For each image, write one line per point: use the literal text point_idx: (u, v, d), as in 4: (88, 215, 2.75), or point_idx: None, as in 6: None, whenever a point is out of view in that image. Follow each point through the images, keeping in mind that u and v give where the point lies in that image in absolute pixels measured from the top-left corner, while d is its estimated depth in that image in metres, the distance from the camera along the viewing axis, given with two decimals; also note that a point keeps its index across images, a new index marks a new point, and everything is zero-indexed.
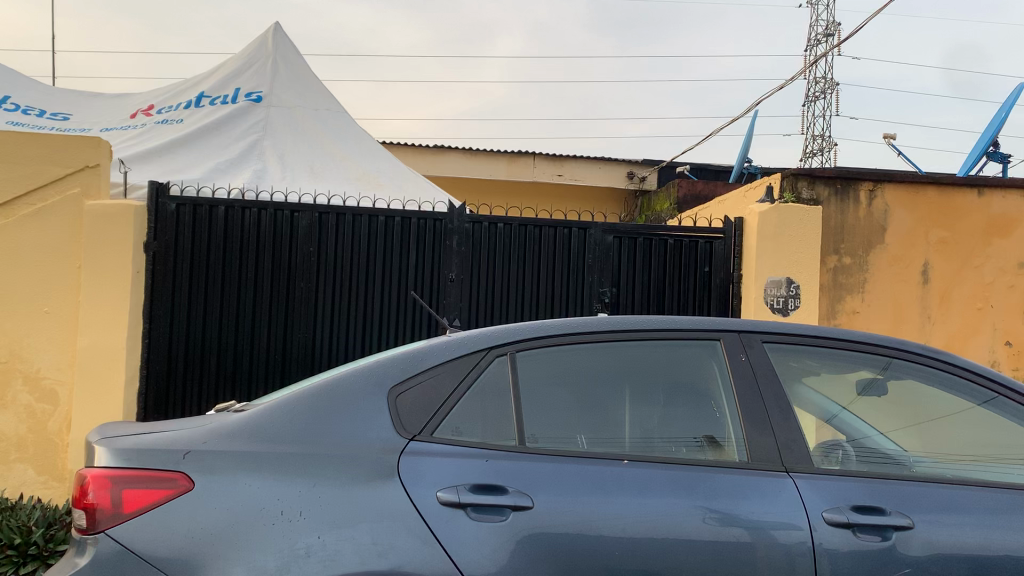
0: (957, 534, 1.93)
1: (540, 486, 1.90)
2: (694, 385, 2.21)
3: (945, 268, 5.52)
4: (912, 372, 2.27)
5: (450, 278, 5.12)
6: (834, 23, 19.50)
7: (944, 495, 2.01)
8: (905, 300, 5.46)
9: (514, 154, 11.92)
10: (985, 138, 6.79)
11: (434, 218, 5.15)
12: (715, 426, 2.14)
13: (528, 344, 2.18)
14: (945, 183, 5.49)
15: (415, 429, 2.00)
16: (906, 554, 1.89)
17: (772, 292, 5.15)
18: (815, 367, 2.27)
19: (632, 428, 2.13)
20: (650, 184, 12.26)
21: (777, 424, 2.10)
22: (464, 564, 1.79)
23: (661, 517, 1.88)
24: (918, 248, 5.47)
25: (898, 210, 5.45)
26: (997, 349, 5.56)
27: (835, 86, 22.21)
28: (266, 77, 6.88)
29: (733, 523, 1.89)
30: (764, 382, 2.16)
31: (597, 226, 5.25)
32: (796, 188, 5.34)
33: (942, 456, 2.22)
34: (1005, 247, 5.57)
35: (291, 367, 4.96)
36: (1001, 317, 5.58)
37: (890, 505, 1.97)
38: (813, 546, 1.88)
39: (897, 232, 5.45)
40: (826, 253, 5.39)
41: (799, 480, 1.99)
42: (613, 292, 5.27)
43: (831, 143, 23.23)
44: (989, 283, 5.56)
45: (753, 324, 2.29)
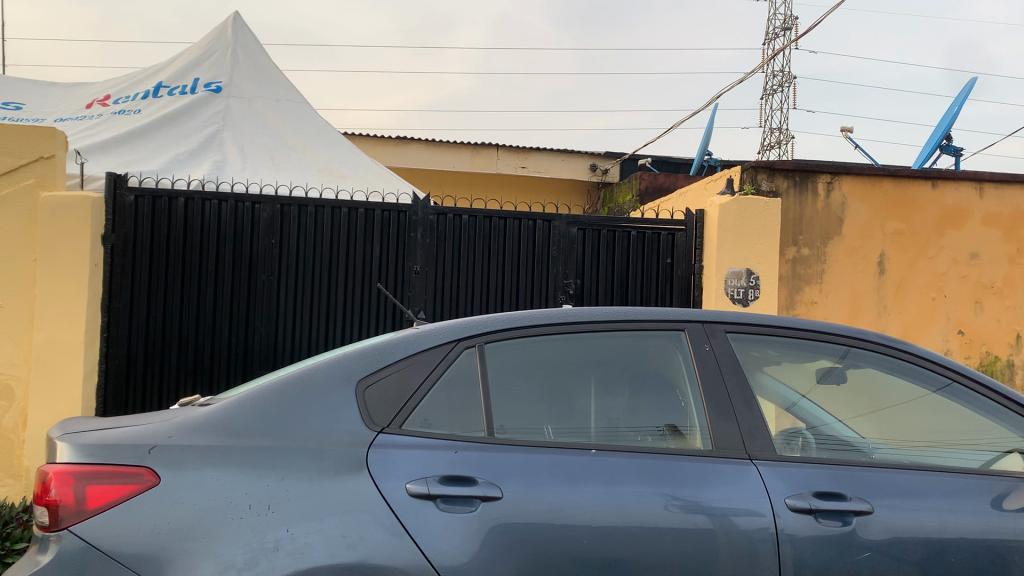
0: (915, 518, 1.98)
1: (508, 476, 1.91)
2: (659, 375, 2.25)
3: (901, 259, 5.62)
4: (871, 361, 2.32)
5: (415, 271, 5.11)
6: (792, 17, 19.82)
7: (903, 481, 2.06)
8: (862, 290, 5.56)
9: (477, 146, 11.90)
10: (940, 131, 6.93)
11: (399, 209, 5.13)
12: (679, 415, 2.18)
13: (496, 335, 2.18)
14: (901, 175, 5.60)
15: (384, 421, 1.99)
16: (866, 539, 1.94)
17: (733, 283, 5.24)
18: (777, 357, 2.32)
19: (599, 417, 2.15)
20: (613, 176, 12.32)
21: (740, 411, 2.14)
22: (434, 556, 1.80)
23: (628, 506, 1.90)
24: (875, 239, 5.58)
25: (855, 201, 5.55)
26: (950, 338, 5.69)
27: (793, 79, 22.45)
28: (225, 67, 6.78)
29: (696, 511, 1.92)
30: (728, 371, 2.19)
31: (561, 218, 5.27)
32: (756, 180, 5.41)
33: (898, 442, 2.28)
34: (959, 239, 5.69)
35: (253, 362, 4.91)
36: (955, 307, 5.69)
37: (851, 491, 2.02)
38: (776, 532, 1.92)
39: (855, 222, 5.55)
40: (785, 244, 5.47)
41: (762, 468, 2.03)
42: (578, 284, 5.30)
43: (789, 135, 23.51)
44: (943, 273, 5.67)
45: (716, 315, 2.33)
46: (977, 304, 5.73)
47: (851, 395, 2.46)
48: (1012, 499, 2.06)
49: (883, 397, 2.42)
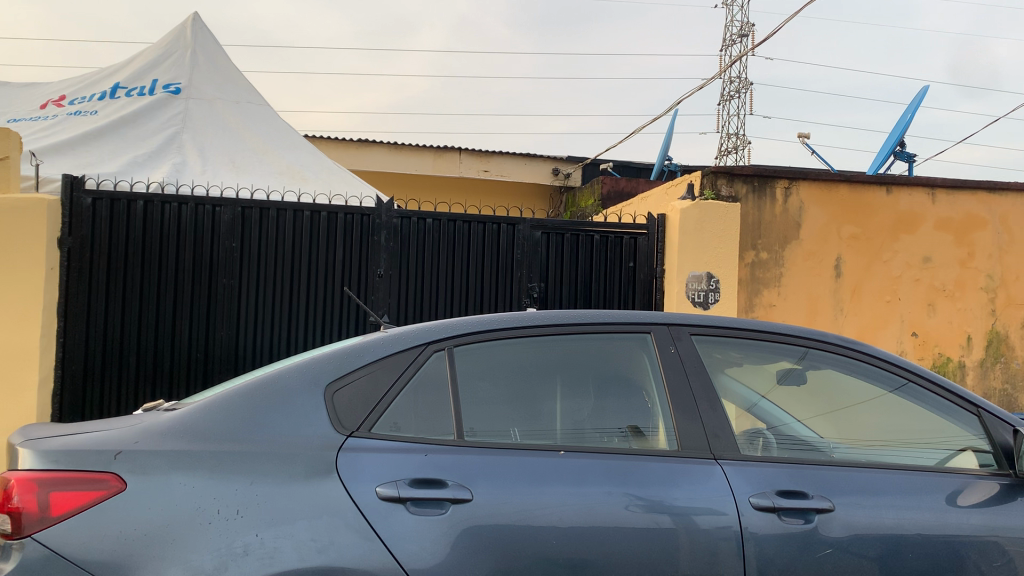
0: (874, 515, 2.03)
1: (478, 478, 1.92)
2: (625, 378, 2.28)
3: (857, 262, 5.74)
4: (829, 362, 2.37)
5: (378, 274, 5.10)
6: (749, 24, 20.11)
7: (862, 479, 2.11)
8: (819, 293, 5.67)
9: (440, 149, 11.87)
10: (894, 137, 7.09)
11: (362, 213, 5.11)
12: (644, 416, 2.20)
13: (464, 338, 2.19)
14: (856, 181, 5.72)
15: (353, 425, 1.99)
16: (827, 536, 1.99)
17: (693, 287, 5.31)
18: (738, 358, 2.36)
19: (565, 419, 2.18)
20: (575, 180, 12.39)
21: (704, 412, 2.17)
22: (405, 558, 1.80)
23: (595, 507, 1.92)
24: (831, 243, 5.69)
25: (812, 206, 5.65)
26: (905, 339, 5.81)
27: (749, 85, 22.80)
28: (184, 68, 6.70)
29: (660, 510, 1.94)
30: (693, 373, 2.23)
31: (525, 222, 5.29)
32: (716, 185, 5.50)
33: (855, 440, 2.34)
34: (913, 242, 5.81)
35: (214, 367, 4.85)
36: (909, 310, 5.82)
37: (813, 490, 2.06)
38: (740, 530, 1.96)
39: (812, 227, 5.65)
40: (744, 248, 5.56)
41: (727, 467, 2.07)
42: (542, 287, 5.33)
43: (745, 140, 23.83)
44: (897, 276, 5.79)
45: (681, 317, 2.36)
46: (930, 306, 5.86)
47: (811, 395, 2.50)
48: (966, 496, 2.13)
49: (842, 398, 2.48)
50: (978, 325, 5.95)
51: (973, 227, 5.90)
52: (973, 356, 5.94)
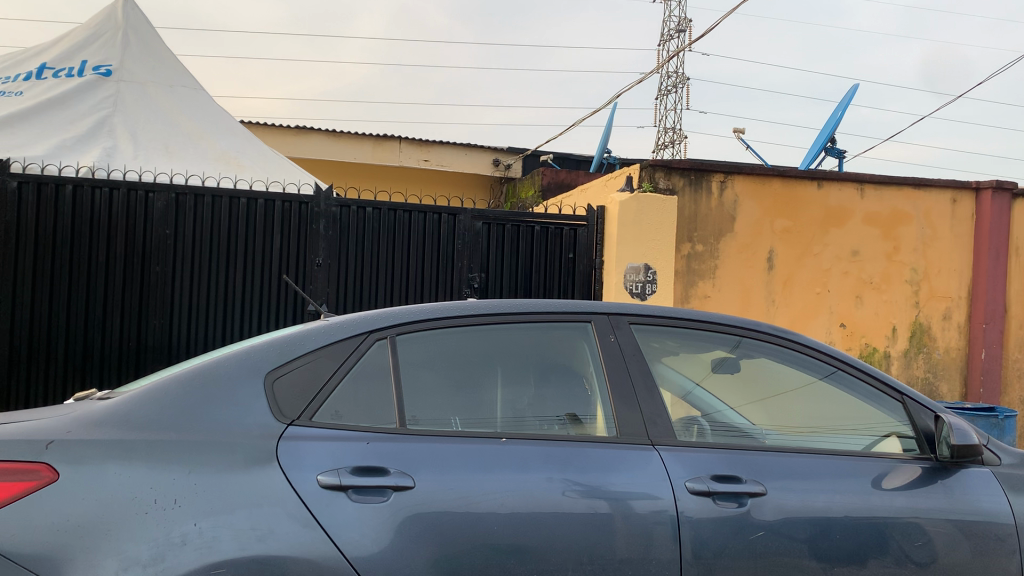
0: (805, 499, 2.10)
1: (420, 466, 1.93)
2: (565, 367, 2.30)
3: (789, 255, 5.86)
4: (763, 350, 2.44)
5: (316, 263, 5.05)
6: (686, 19, 20.39)
7: (793, 463, 2.18)
8: (751, 285, 5.79)
9: (380, 138, 11.78)
10: (824, 134, 7.27)
11: (300, 200, 5.04)
12: (583, 404, 2.24)
13: (406, 327, 2.19)
14: (789, 176, 5.83)
15: (293, 414, 1.98)
16: (760, 519, 2.05)
17: (632, 278, 5.40)
18: (675, 346, 2.41)
19: (506, 407, 2.19)
20: (514, 171, 12.42)
21: (643, 399, 2.21)
22: (347, 545, 1.80)
23: (536, 492, 1.95)
24: (765, 236, 5.80)
25: (747, 200, 5.75)
26: (833, 330, 5.96)
27: (686, 81, 23.13)
28: (116, 50, 6.50)
29: (601, 495, 1.98)
30: (631, 361, 2.26)
31: (466, 212, 5.28)
32: (654, 178, 5.53)
33: (787, 427, 2.41)
34: (842, 236, 5.95)
35: (146, 357, 4.75)
36: (837, 301, 5.97)
37: (746, 474, 2.12)
38: (676, 514, 2.01)
39: (746, 220, 5.76)
40: (681, 240, 5.64)
41: (663, 453, 2.11)
42: (483, 277, 5.34)
43: (682, 135, 24.18)
44: (826, 269, 5.94)
45: (620, 306, 2.40)
46: (857, 298, 6.01)
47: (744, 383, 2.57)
48: (892, 479, 2.22)
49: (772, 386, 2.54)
50: (903, 317, 6.11)
51: (899, 222, 6.05)
52: (896, 346, 6.09)
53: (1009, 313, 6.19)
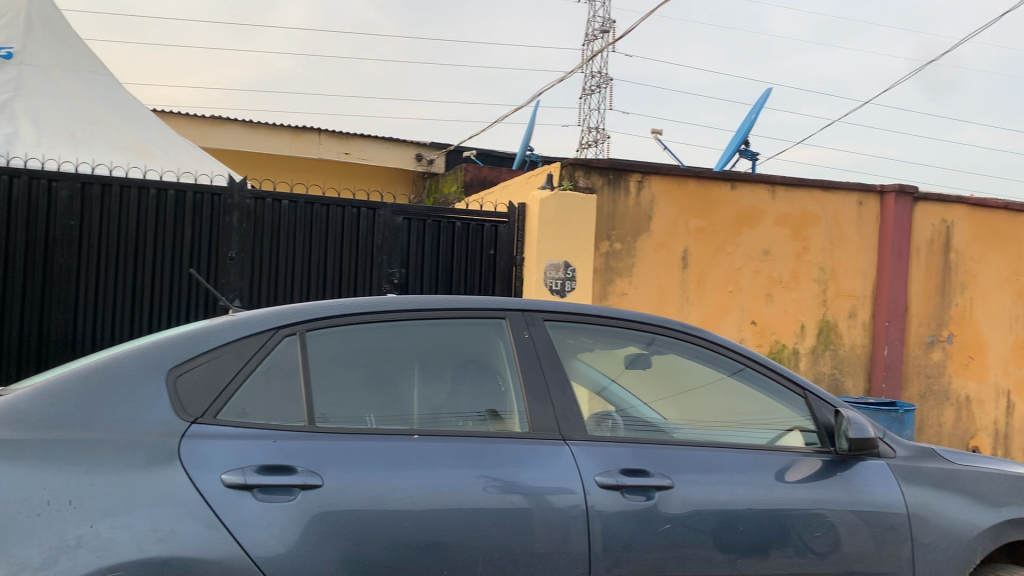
0: (710, 492, 2.16)
1: (329, 464, 1.90)
2: (480, 363, 2.29)
3: (703, 254, 5.98)
4: (676, 347, 2.50)
5: (229, 256, 4.91)
6: (609, 20, 20.62)
7: (700, 457, 2.23)
8: (667, 283, 5.88)
9: (298, 130, 11.57)
10: (738, 136, 7.45)
11: (212, 192, 4.92)
12: (499, 400, 2.23)
13: (316, 323, 2.15)
14: (703, 177, 5.95)
15: (197, 411, 1.93)
16: (666, 512, 2.10)
17: (552, 275, 5.42)
18: (591, 343, 2.43)
19: (422, 404, 2.18)
20: (437, 166, 12.36)
21: (555, 395, 2.23)
22: (252, 546, 1.77)
23: (447, 488, 1.94)
24: (680, 235, 5.91)
25: (662, 200, 5.86)
26: (744, 328, 6.08)
27: (609, 81, 23.39)
28: (17, 31, 6.20)
29: (512, 490, 1.99)
30: (545, 357, 2.28)
31: (385, 206, 5.24)
32: (574, 176, 5.58)
33: (699, 421, 2.46)
34: (753, 236, 6.10)
35: (48, 352, 4.57)
36: (748, 299, 6.10)
37: (654, 468, 2.16)
38: (586, 508, 2.04)
39: (661, 220, 5.86)
40: (599, 238, 5.70)
41: (574, 448, 2.14)
42: (403, 273, 5.29)
43: (605, 135, 24.45)
44: (738, 268, 6.07)
45: (535, 303, 2.41)
46: (767, 296, 6.16)
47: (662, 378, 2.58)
48: (793, 472, 2.29)
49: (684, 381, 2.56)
50: (811, 314, 6.27)
51: (808, 223, 6.23)
52: (804, 343, 6.24)
53: (911, 312, 6.39)
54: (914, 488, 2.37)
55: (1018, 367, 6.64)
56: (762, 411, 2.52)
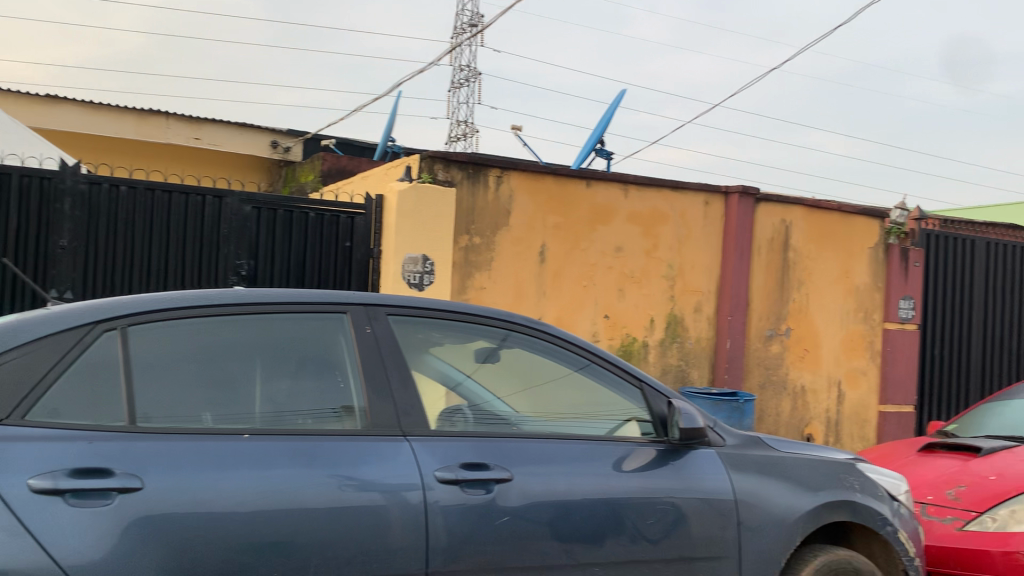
0: (547, 484, 2.19)
1: (151, 465, 1.81)
2: (322, 358, 2.22)
3: (559, 249, 6.10)
4: (528, 343, 2.53)
5: (60, 245, 4.65)
6: (478, 14, 20.66)
7: (540, 449, 2.27)
8: (525, 278, 5.95)
9: (144, 113, 10.98)
10: (595, 134, 7.63)
11: (41, 176, 4.64)
12: (340, 396, 2.18)
13: (140, 318, 2.04)
14: (560, 174, 6.06)
15: (2, 412, 1.79)
16: (503, 505, 2.12)
17: (410, 268, 5.38)
18: (440, 338, 2.42)
19: (264, 402, 2.11)
20: (294, 155, 11.99)
21: (396, 391, 2.21)
22: (61, 555, 1.66)
23: (279, 488, 1.90)
24: (537, 231, 6.00)
25: (521, 195, 5.92)
26: (597, 321, 6.25)
27: (478, 75, 23.44)
28: None
29: (348, 486, 1.97)
30: (387, 353, 2.25)
31: (233, 195, 5.05)
32: (433, 169, 5.56)
33: (553, 413, 2.48)
34: (607, 233, 6.27)
35: None
36: (602, 294, 6.27)
37: (493, 461, 2.18)
38: (423, 504, 2.03)
39: (520, 215, 5.92)
40: (459, 232, 5.69)
41: (414, 443, 2.13)
42: (251, 264, 5.12)
43: (473, 128, 24.51)
44: (593, 264, 6.23)
45: (378, 298, 2.37)
46: (620, 291, 6.34)
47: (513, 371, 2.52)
48: (628, 461, 2.36)
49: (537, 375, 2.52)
50: (660, 309, 6.50)
51: (658, 221, 6.46)
52: (654, 336, 6.47)
53: (751, 307, 6.74)
54: (741, 476, 2.48)
55: (848, 360, 7.10)
56: (609, 404, 2.57)
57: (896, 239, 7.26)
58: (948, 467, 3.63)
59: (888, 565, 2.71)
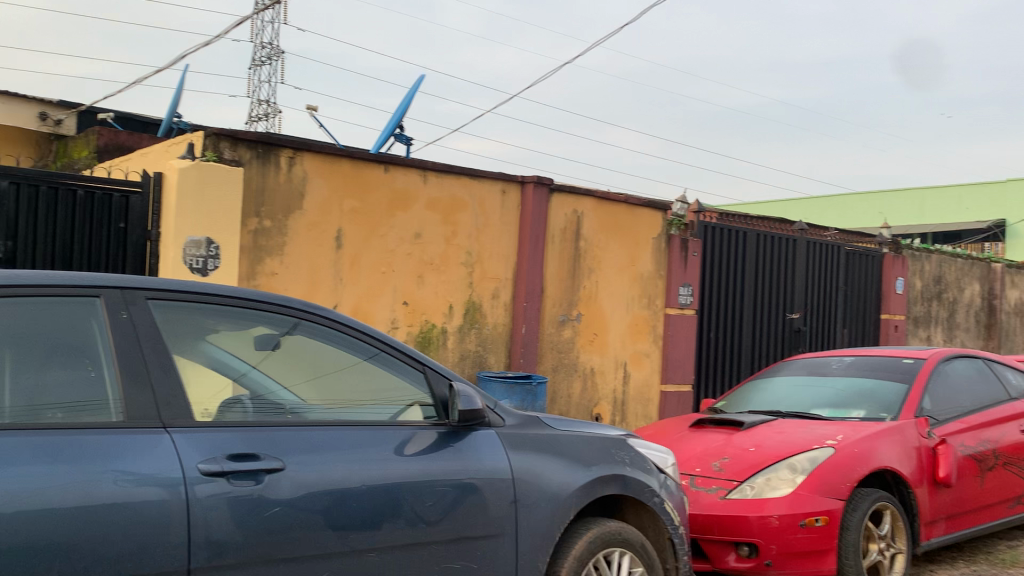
0: (321, 472, 2.15)
1: None
2: (70, 345, 2.03)
3: (356, 234, 5.99)
4: (317, 332, 2.45)
5: None
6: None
7: (315, 436, 2.22)
8: (319, 263, 5.81)
9: None
10: (393, 119, 7.56)
11: None
12: (93, 388, 2.01)
13: None
14: (357, 158, 5.96)
15: None
16: (274, 496, 2.05)
17: (192, 252, 5.06)
18: (215, 325, 2.29)
19: (17, 395, 1.92)
20: (66, 129, 10.86)
21: (156, 381, 2.07)
22: None
23: (16, 487, 1.73)
24: (332, 215, 5.87)
25: (315, 178, 5.76)
26: (396, 308, 6.21)
27: (280, 54, 22.57)
28: None
29: (99, 482, 1.83)
30: (145, 339, 2.10)
31: None
32: (218, 148, 5.31)
33: (343, 401, 2.42)
34: (405, 219, 6.23)
35: None
36: (400, 280, 6.22)
37: (263, 451, 2.11)
38: (185, 498, 1.93)
39: (313, 198, 5.76)
40: (247, 214, 5.46)
41: (175, 435, 2.01)
42: (9, 245, 4.80)
43: (275, 109, 23.61)
44: (391, 250, 6.17)
45: (137, 280, 2.20)
46: (418, 278, 6.32)
47: (300, 360, 2.40)
48: (409, 445, 2.36)
49: (326, 362, 2.44)
50: (457, 296, 6.55)
51: (456, 208, 6.51)
52: (452, 322, 6.51)
53: (545, 293, 6.95)
54: (519, 455, 2.55)
55: (633, 342, 7.50)
56: (397, 390, 2.54)
57: (676, 231, 7.75)
58: (714, 441, 3.91)
59: (656, 535, 2.89)
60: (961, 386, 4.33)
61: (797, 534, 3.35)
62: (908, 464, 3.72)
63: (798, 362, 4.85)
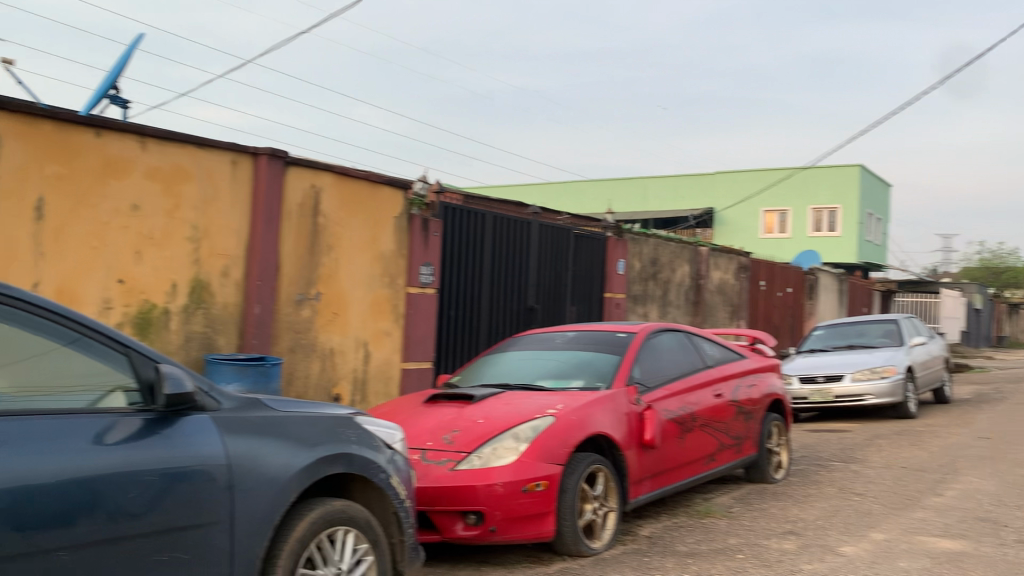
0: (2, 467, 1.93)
1: None
2: None
3: (61, 205, 5.42)
4: (7, 314, 2.18)
5: None
6: None
7: None
8: (15, 236, 5.19)
9: None
10: (108, 79, 6.91)
11: None
12: None
13: None
14: (62, 119, 5.39)
15: None
16: None
17: None
18: None
19: None
20: None
21: None
22: None
23: None
24: (31, 182, 5.26)
25: (9, 140, 5.15)
26: (109, 288, 5.67)
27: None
28: None
29: None
30: None
31: None
32: None
33: (31, 389, 2.18)
34: (120, 188, 5.72)
35: None
36: (114, 257, 5.69)
37: None
38: None
39: (7, 163, 5.14)
40: None
41: None
42: None
43: None
44: (104, 223, 5.64)
45: None
46: (136, 254, 5.81)
47: None
48: (112, 433, 2.19)
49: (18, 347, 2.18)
50: (183, 273, 6.10)
51: (181, 179, 6.09)
52: (176, 302, 6.04)
53: (281, 271, 6.71)
54: (238, 438, 2.45)
55: (373, 321, 7.48)
56: (100, 375, 2.32)
57: (417, 210, 7.83)
58: (445, 415, 4.00)
59: (382, 511, 2.90)
60: (665, 357, 4.78)
61: (520, 500, 3.53)
62: (619, 429, 4.05)
63: (527, 338, 5.09)
